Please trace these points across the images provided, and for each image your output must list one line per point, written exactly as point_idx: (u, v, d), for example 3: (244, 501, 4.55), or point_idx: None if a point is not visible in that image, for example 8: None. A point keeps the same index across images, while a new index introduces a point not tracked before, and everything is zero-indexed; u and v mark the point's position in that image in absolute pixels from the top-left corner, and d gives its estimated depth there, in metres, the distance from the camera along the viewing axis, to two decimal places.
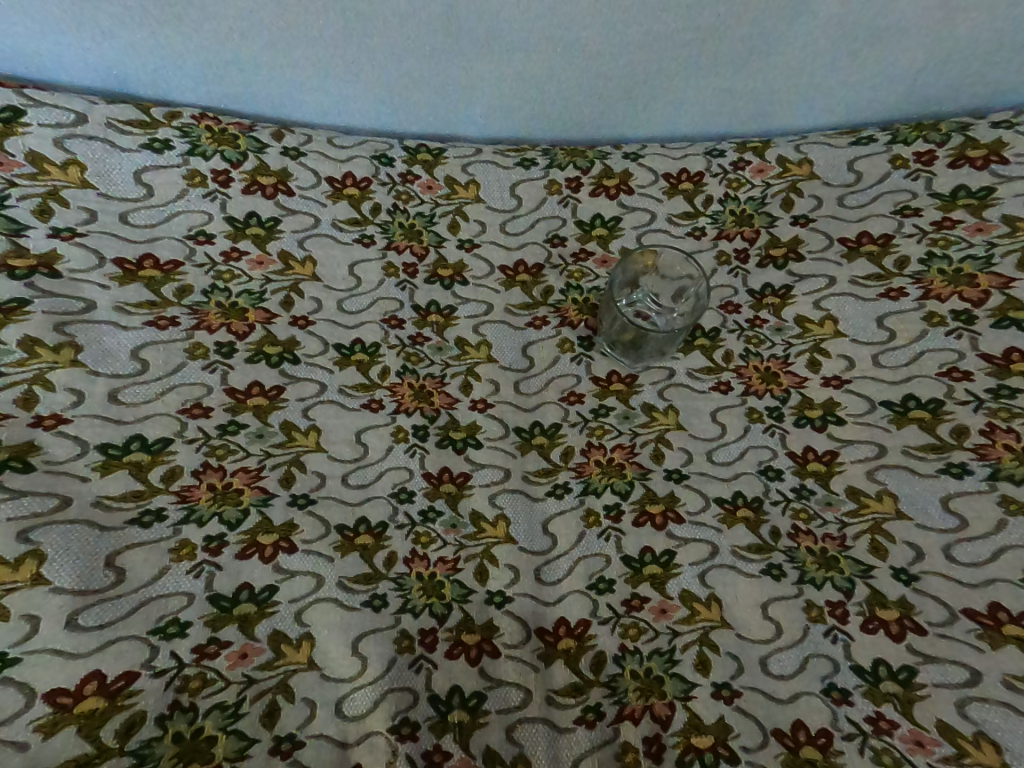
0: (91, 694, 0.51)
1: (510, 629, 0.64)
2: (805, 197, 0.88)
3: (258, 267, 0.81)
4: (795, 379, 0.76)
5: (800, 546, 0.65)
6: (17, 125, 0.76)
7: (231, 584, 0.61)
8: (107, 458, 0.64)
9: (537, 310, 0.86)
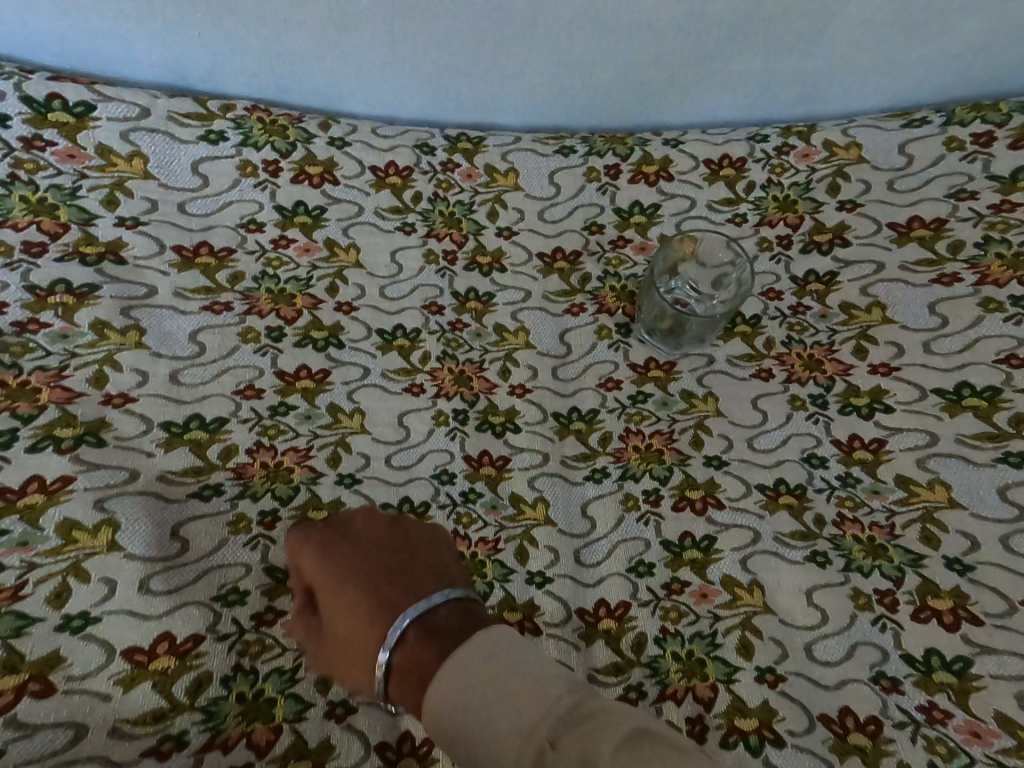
0: (163, 653, 0.54)
1: (551, 609, 0.65)
2: (854, 181, 0.86)
3: (305, 254, 0.83)
4: (839, 366, 0.75)
5: (845, 534, 0.65)
6: (88, 120, 0.81)
7: (284, 557, 0.64)
8: (170, 435, 0.67)
9: (574, 297, 0.87)
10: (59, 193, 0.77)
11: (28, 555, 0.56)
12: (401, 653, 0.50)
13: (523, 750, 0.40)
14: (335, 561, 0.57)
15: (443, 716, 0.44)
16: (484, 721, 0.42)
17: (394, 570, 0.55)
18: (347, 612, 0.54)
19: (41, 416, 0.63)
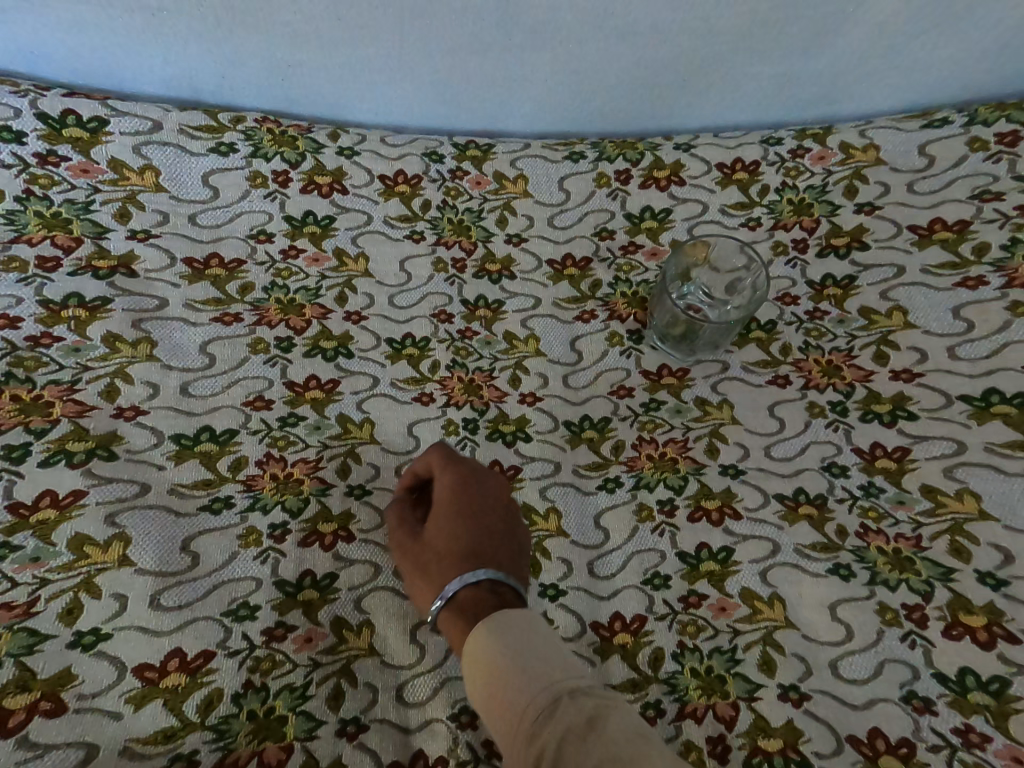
0: (174, 670, 0.54)
1: (566, 623, 0.63)
2: (871, 183, 0.84)
3: (315, 264, 0.83)
4: (860, 372, 0.74)
5: (870, 546, 0.63)
6: (101, 134, 0.82)
7: (295, 571, 0.63)
8: (181, 448, 0.67)
9: (585, 304, 0.86)
10: (72, 207, 0.77)
11: (40, 570, 0.56)
12: (464, 592, 0.52)
13: (545, 690, 0.43)
14: (451, 493, 0.59)
15: (484, 636, 0.47)
16: (517, 654, 0.45)
17: (493, 531, 0.57)
18: (437, 539, 0.57)
19: (53, 430, 0.63)
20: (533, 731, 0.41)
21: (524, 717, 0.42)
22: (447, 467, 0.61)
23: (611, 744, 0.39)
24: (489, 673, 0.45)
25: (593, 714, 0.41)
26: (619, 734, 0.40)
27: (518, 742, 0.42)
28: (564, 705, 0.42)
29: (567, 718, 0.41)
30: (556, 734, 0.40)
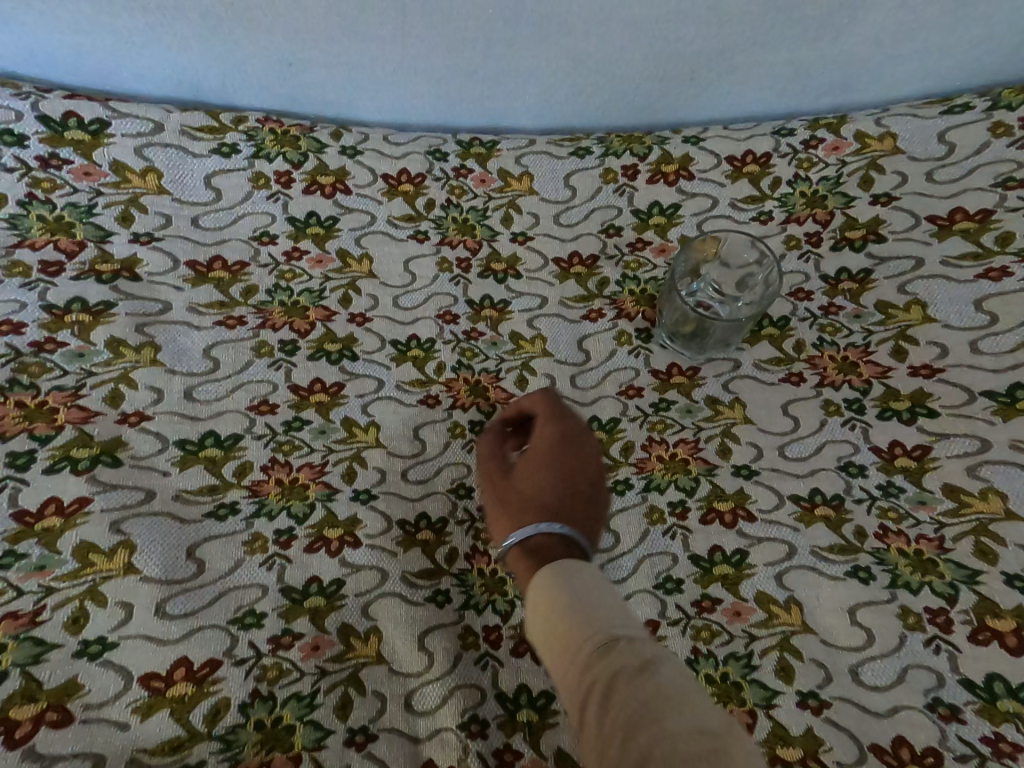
0: (180, 679, 0.53)
1: None
2: (888, 174, 0.82)
3: (318, 266, 0.82)
4: (877, 369, 0.72)
5: (890, 548, 0.61)
6: (103, 137, 0.81)
7: (301, 577, 0.62)
8: (186, 453, 0.66)
9: (592, 302, 0.84)
10: (75, 212, 0.77)
11: (45, 579, 0.55)
12: (539, 535, 0.53)
13: (601, 630, 0.41)
14: (550, 445, 0.61)
15: (551, 570, 0.46)
16: (581, 592, 0.44)
17: (577, 491, 0.57)
18: (525, 483, 0.59)
19: (58, 436, 0.63)
20: (587, 663, 0.40)
21: (579, 650, 0.41)
22: (553, 422, 0.63)
23: (670, 688, 0.37)
24: (549, 604, 0.44)
25: (653, 657, 0.39)
26: (679, 682, 0.38)
27: (571, 674, 0.41)
28: (624, 644, 0.40)
29: (625, 655, 0.40)
30: (612, 668, 0.39)
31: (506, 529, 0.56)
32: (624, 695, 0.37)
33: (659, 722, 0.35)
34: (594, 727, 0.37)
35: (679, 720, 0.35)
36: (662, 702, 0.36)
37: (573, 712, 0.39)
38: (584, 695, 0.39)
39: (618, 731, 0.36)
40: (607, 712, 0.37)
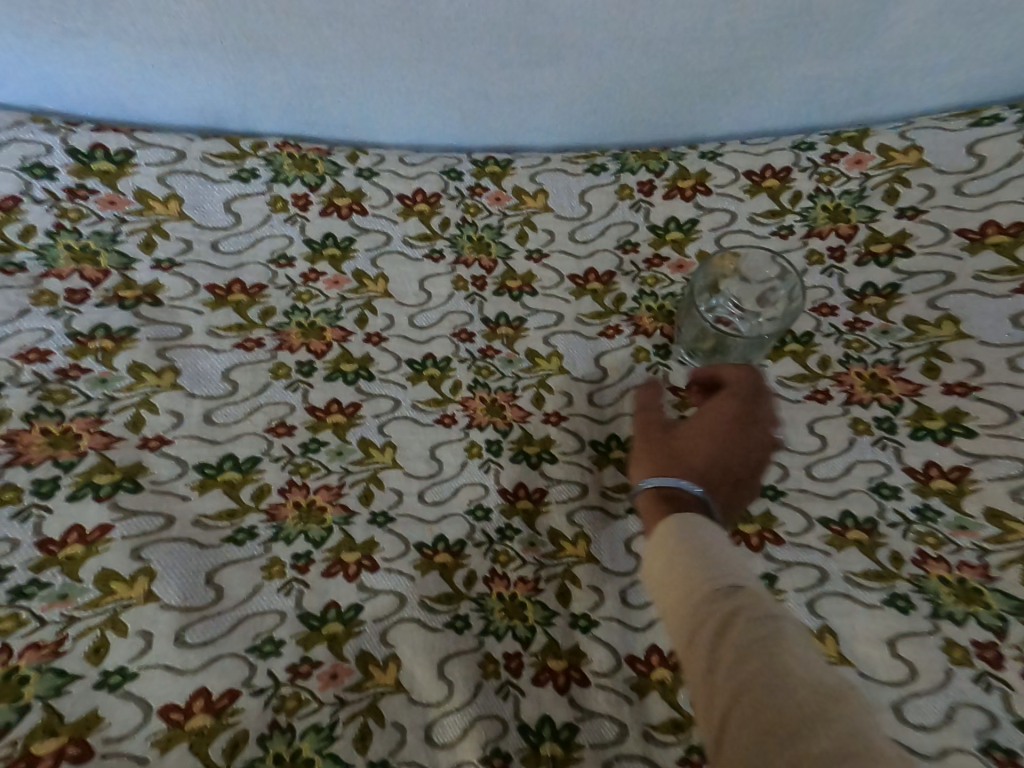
0: (199, 711, 0.53)
1: (600, 656, 0.61)
2: (914, 187, 0.81)
3: (335, 287, 0.83)
4: (907, 386, 0.69)
5: (929, 575, 0.59)
6: (127, 166, 0.83)
7: (319, 602, 0.61)
8: (205, 477, 0.66)
9: (609, 319, 0.83)
10: (100, 239, 0.78)
11: (67, 608, 0.55)
12: (679, 485, 0.55)
13: (726, 576, 0.42)
14: (721, 416, 0.63)
15: (680, 517, 0.47)
16: (698, 541, 0.45)
17: (730, 466, 0.58)
18: (680, 442, 0.61)
19: (80, 463, 0.63)
20: (708, 599, 0.40)
21: (702, 586, 0.41)
22: (738, 399, 0.64)
23: (784, 637, 0.37)
24: (667, 544, 0.45)
25: (767, 607, 0.39)
26: (792, 633, 0.38)
27: (686, 603, 0.41)
28: (738, 589, 0.41)
29: (739, 599, 0.40)
30: (723, 609, 0.39)
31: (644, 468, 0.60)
32: (735, 634, 0.38)
33: (770, 665, 0.36)
34: (699, 658, 0.38)
35: (792, 667, 0.35)
36: (776, 646, 0.37)
37: (678, 644, 0.41)
38: (691, 628, 0.40)
39: (729, 660, 0.37)
40: (715, 647, 0.38)
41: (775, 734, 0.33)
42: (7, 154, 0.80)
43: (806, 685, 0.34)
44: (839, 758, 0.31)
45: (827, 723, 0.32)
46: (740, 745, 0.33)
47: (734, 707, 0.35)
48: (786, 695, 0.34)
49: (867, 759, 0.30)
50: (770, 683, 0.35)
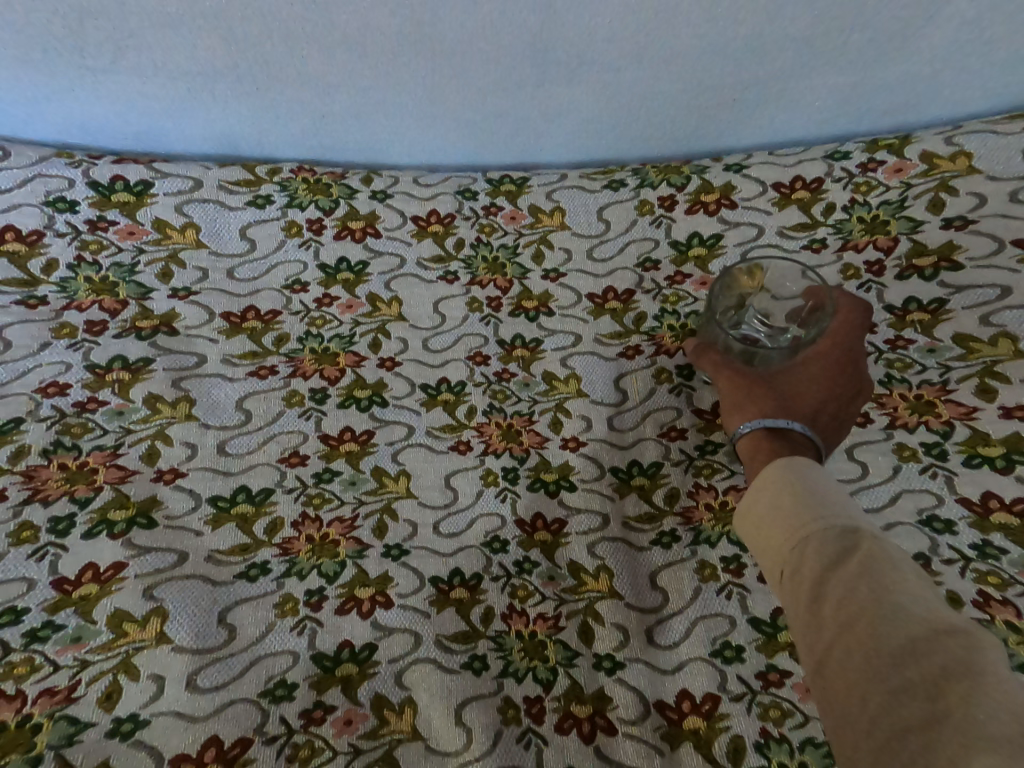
0: (210, 761, 0.51)
1: (626, 702, 0.57)
2: (962, 195, 0.75)
3: (348, 311, 0.81)
4: (959, 410, 0.64)
5: (995, 619, 0.52)
6: (146, 196, 0.83)
7: (332, 642, 0.59)
8: (218, 511, 0.65)
9: (629, 339, 0.80)
10: (119, 270, 0.79)
11: (82, 651, 0.54)
12: (787, 426, 0.56)
13: (829, 515, 0.41)
14: (810, 360, 0.63)
15: (786, 460, 0.46)
16: (799, 479, 0.44)
17: (830, 407, 0.59)
18: (774, 387, 0.61)
19: (96, 498, 0.63)
20: (812, 535, 0.40)
21: (806, 524, 0.41)
22: (825, 343, 0.64)
23: (892, 567, 0.37)
24: (765, 482, 0.45)
25: (874, 541, 0.39)
26: (900, 563, 0.38)
27: (787, 541, 0.41)
28: (843, 524, 0.40)
29: (845, 534, 0.39)
30: (827, 543, 0.39)
31: (743, 414, 0.60)
32: (841, 566, 0.38)
33: (880, 594, 0.36)
34: (800, 587, 0.39)
35: (902, 597, 0.36)
36: (884, 577, 0.37)
37: (775, 575, 0.41)
38: (790, 558, 0.40)
39: (838, 594, 0.37)
40: (819, 578, 0.38)
41: (882, 657, 0.34)
42: (32, 189, 0.81)
43: (916, 611, 0.35)
44: (949, 679, 0.32)
45: (934, 649, 0.33)
46: (841, 664, 0.35)
47: (843, 638, 0.35)
48: (896, 624, 0.35)
49: (979, 679, 0.31)
50: (880, 611, 0.35)
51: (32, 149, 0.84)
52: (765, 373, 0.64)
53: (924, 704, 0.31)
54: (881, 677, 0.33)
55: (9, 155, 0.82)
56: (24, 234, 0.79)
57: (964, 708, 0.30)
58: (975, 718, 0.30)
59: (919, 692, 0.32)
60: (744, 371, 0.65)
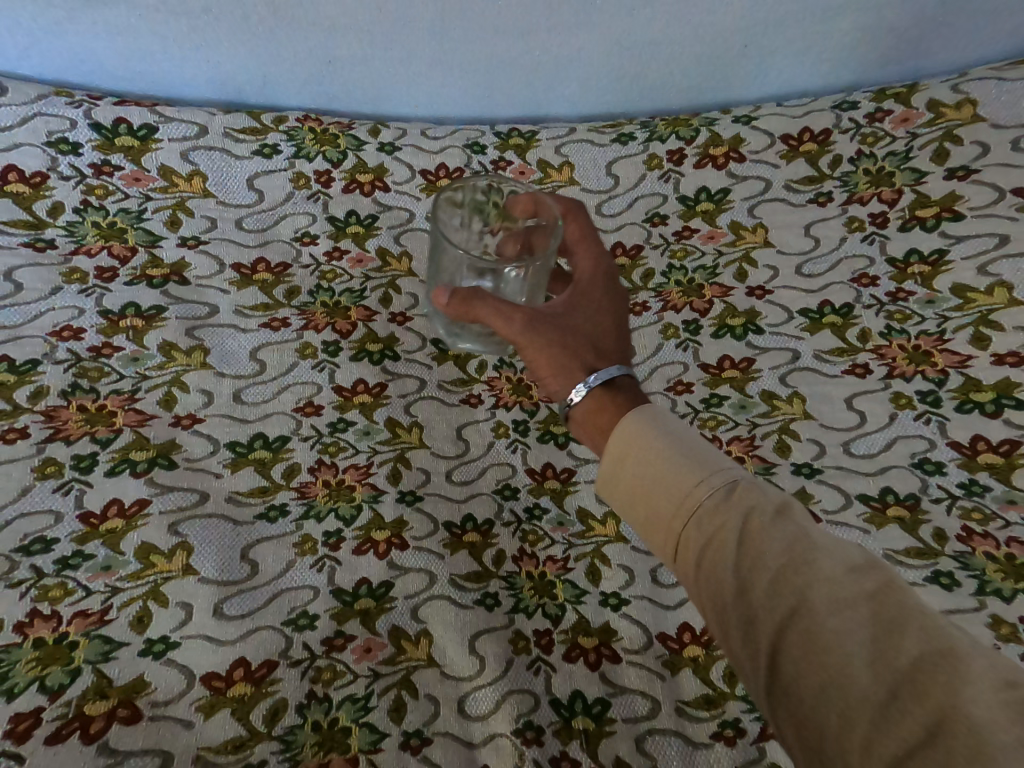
0: (239, 679, 0.54)
1: (630, 634, 0.61)
2: (965, 145, 0.78)
3: (359, 265, 0.82)
4: (955, 358, 0.67)
5: (975, 551, 0.56)
6: (150, 142, 0.83)
7: (351, 579, 0.62)
8: (236, 456, 0.67)
9: (637, 295, 0.78)
10: (127, 216, 0.79)
11: (112, 578, 0.56)
12: (612, 375, 0.51)
13: (718, 482, 0.39)
14: (586, 288, 0.59)
15: (645, 419, 0.44)
16: (675, 443, 0.41)
17: (623, 328, 0.58)
18: (575, 332, 0.55)
19: (117, 439, 0.64)
20: (711, 508, 0.38)
21: (696, 497, 0.39)
22: (584, 266, 0.61)
23: (810, 537, 0.35)
24: (650, 464, 0.41)
25: (770, 501, 0.37)
26: (810, 525, 0.36)
27: (687, 523, 0.38)
28: (736, 490, 0.38)
29: (748, 504, 0.37)
30: (737, 526, 0.36)
31: (565, 381, 0.52)
32: (764, 552, 0.35)
33: (816, 580, 0.33)
34: (726, 586, 0.35)
35: (836, 572, 0.33)
36: (810, 554, 0.34)
37: (696, 578, 0.37)
38: (709, 553, 0.37)
39: (762, 580, 0.34)
40: (745, 572, 0.35)
41: (837, 655, 0.30)
42: (34, 128, 0.80)
43: (853, 585, 0.32)
44: (922, 667, 0.29)
45: (891, 631, 0.30)
46: (808, 681, 0.31)
47: (786, 635, 0.32)
48: (836, 608, 0.32)
49: (951, 660, 0.29)
50: (823, 603, 0.32)
51: (31, 86, 0.82)
52: (555, 314, 0.56)
53: (913, 711, 0.28)
54: (855, 685, 0.29)
55: (6, 91, 0.80)
56: (28, 176, 0.78)
57: (951, 701, 0.28)
58: (965, 710, 0.27)
59: (900, 694, 0.29)
60: (539, 320, 0.55)
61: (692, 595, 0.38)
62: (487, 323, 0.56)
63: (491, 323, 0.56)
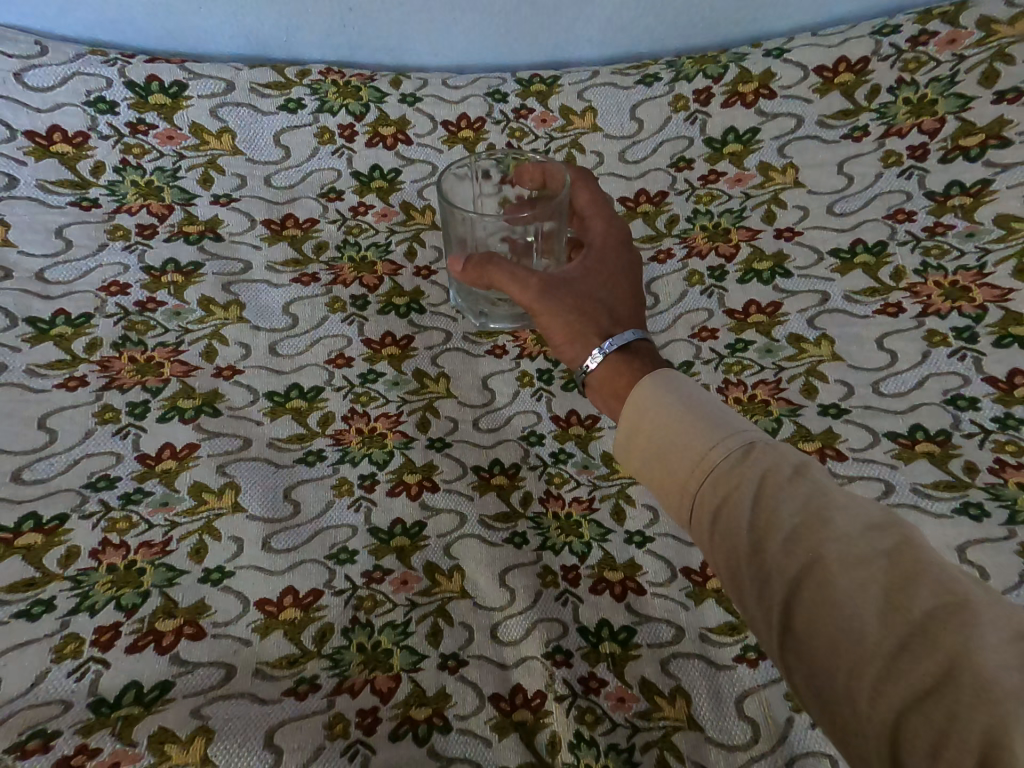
0: (290, 605, 0.57)
1: (655, 568, 0.61)
2: (1017, 64, 0.74)
3: (383, 219, 0.84)
4: (993, 292, 0.65)
5: (1007, 482, 0.55)
6: (181, 99, 0.85)
7: (386, 519, 0.63)
8: (275, 404, 0.70)
9: (661, 242, 0.77)
10: (162, 175, 0.82)
11: (170, 513, 0.61)
12: (627, 340, 0.51)
13: (733, 443, 0.38)
14: (599, 251, 0.58)
15: (661, 382, 0.43)
16: (690, 407, 0.41)
17: (639, 291, 0.57)
18: (591, 296, 0.54)
19: (166, 388, 0.68)
20: (726, 468, 0.37)
21: (711, 457, 0.38)
22: (597, 228, 0.61)
23: (828, 497, 0.34)
24: (665, 426, 0.41)
25: (787, 462, 0.36)
26: (828, 485, 0.35)
27: (702, 482, 0.38)
28: (754, 452, 0.37)
29: (765, 463, 0.36)
30: (753, 487, 0.36)
31: (581, 347, 0.52)
32: (781, 512, 0.34)
33: (833, 538, 0.32)
34: (740, 547, 0.35)
35: (852, 529, 0.32)
36: (827, 513, 0.33)
37: (711, 538, 0.37)
38: (725, 512, 0.36)
39: (776, 537, 0.34)
40: (762, 531, 0.34)
41: (849, 606, 0.30)
42: (72, 87, 0.83)
43: (870, 543, 0.32)
44: (935, 618, 0.28)
45: (907, 587, 0.30)
46: (819, 634, 0.31)
47: (799, 592, 0.32)
48: (851, 566, 0.31)
49: (966, 610, 0.28)
50: (840, 561, 0.31)
51: (68, 45, 0.84)
52: (570, 279, 0.56)
53: (925, 661, 0.28)
54: (866, 636, 0.29)
55: (45, 50, 0.83)
56: (70, 136, 0.82)
57: (964, 650, 0.27)
58: (980, 658, 0.27)
59: (912, 645, 0.28)
60: (554, 286, 0.55)
61: (706, 556, 0.38)
62: (504, 293, 0.57)
63: (508, 292, 0.57)
